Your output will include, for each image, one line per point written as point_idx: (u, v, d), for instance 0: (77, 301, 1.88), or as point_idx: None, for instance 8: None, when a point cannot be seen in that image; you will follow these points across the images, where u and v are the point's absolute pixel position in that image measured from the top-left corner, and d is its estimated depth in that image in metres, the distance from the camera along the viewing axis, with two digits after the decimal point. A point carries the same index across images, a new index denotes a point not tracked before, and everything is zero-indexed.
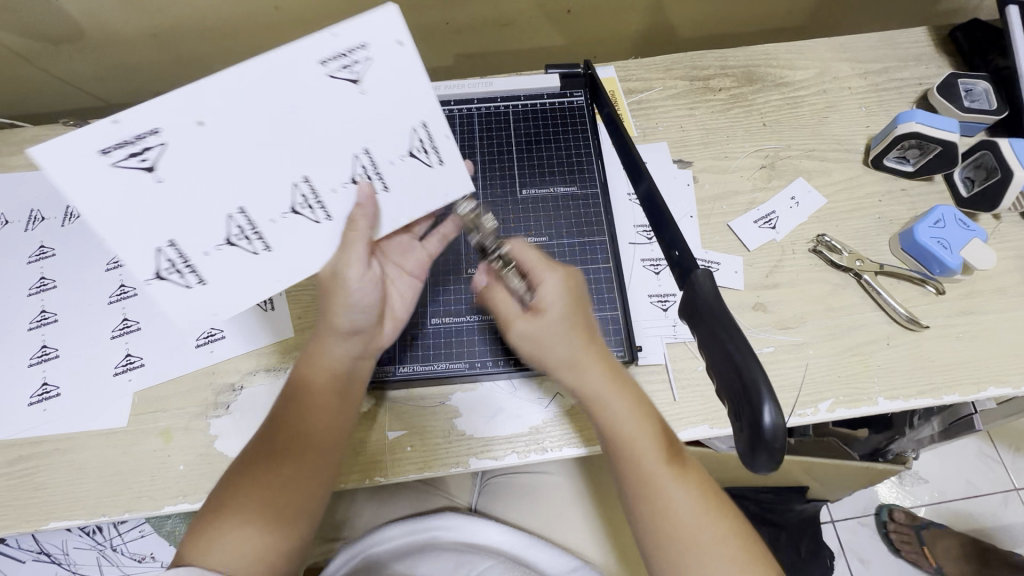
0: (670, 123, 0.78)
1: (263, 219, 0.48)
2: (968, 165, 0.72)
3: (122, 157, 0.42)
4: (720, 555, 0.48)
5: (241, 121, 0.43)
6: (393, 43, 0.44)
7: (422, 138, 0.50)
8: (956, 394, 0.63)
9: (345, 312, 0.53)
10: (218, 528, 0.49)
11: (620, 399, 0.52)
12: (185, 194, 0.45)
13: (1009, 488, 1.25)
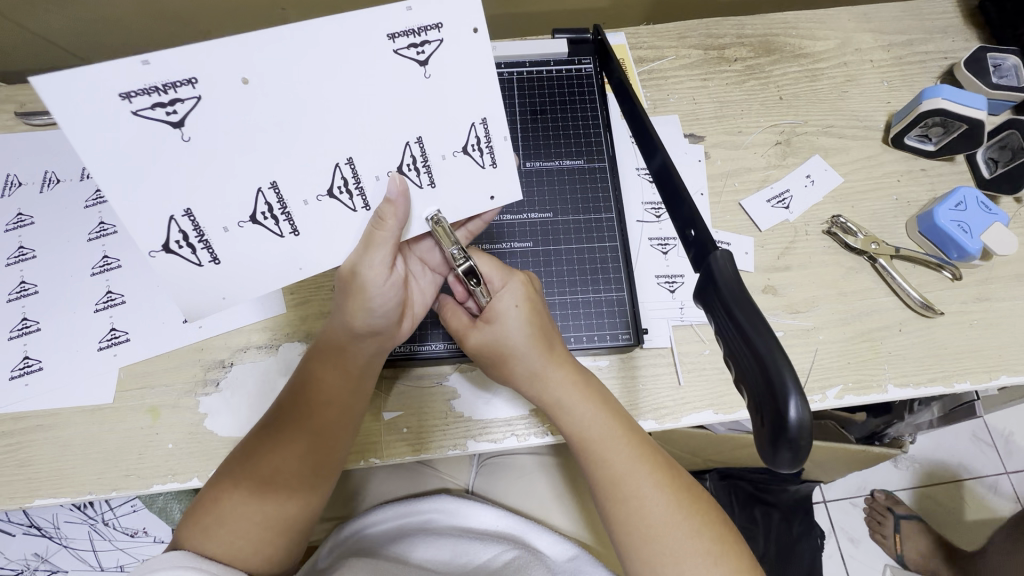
0: (681, 95, 0.74)
1: (294, 198, 0.44)
2: (992, 146, 0.69)
3: (145, 106, 0.37)
4: (694, 551, 0.47)
5: (286, 88, 0.39)
6: (467, 31, 0.42)
7: (471, 139, 0.47)
8: (966, 382, 0.61)
9: (363, 315, 0.49)
10: (217, 513, 0.50)
11: (582, 403, 0.52)
12: (211, 159, 0.40)
13: (1000, 472, 1.26)
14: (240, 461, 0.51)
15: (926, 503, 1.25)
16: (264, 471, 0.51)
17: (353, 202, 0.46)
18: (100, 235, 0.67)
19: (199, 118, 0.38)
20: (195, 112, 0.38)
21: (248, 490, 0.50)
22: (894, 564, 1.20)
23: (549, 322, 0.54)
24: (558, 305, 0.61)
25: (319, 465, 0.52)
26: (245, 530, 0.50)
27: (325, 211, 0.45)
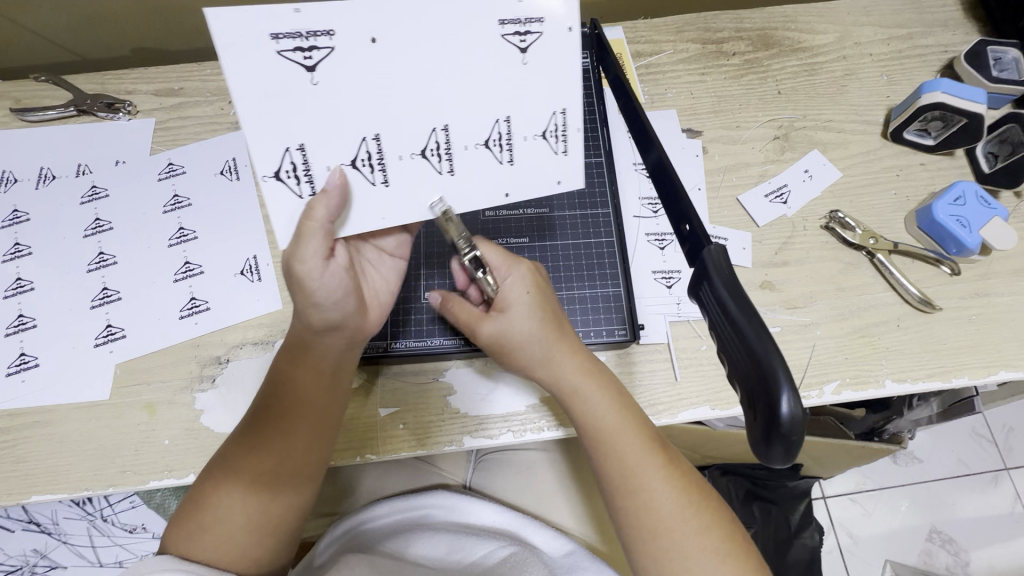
0: (680, 90, 0.74)
1: (391, 152, 0.46)
2: (993, 140, 0.68)
3: (288, 48, 0.41)
4: (693, 547, 0.47)
5: (404, 49, 0.43)
6: (563, 30, 0.45)
7: (550, 128, 0.48)
8: (964, 377, 0.61)
9: (315, 310, 0.47)
10: (205, 513, 0.50)
11: (596, 392, 0.51)
12: (333, 102, 0.43)
13: (999, 468, 1.27)
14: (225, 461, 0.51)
15: (927, 498, 1.25)
16: (249, 472, 0.51)
17: (438, 165, 0.47)
18: (96, 231, 0.67)
19: (330, 66, 0.42)
20: (327, 60, 0.42)
21: (237, 491, 0.51)
22: (895, 561, 1.20)
23: (558, 310, 0.54)
24: (554, 301, 0.61)
25: (307, 464, 0.52)
26: (235, 530, 0.51)
27: (414, 169, 0.47)
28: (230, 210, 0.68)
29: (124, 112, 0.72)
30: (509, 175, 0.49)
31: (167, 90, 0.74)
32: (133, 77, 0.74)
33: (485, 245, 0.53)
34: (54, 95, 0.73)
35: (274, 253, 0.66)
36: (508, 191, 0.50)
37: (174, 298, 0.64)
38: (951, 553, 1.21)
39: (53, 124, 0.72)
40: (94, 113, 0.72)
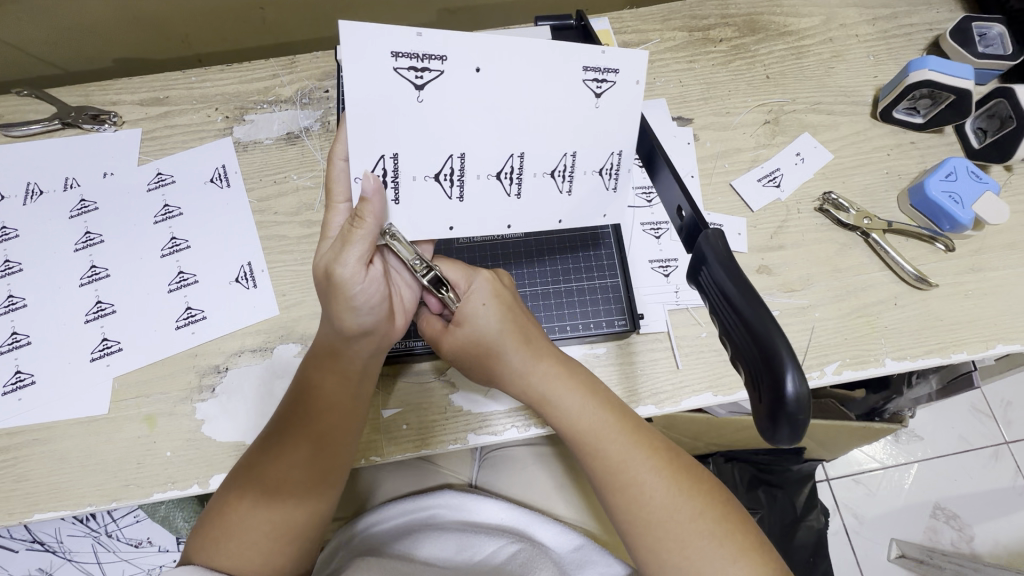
0: (668, 79, 0.74)
1: (472, 170, 0.47)
2: (981, 115, 0.68)
3: (405, 66, 0.42)
4: (699, 534, 0.47)
5: (502, 78, 0.44)
6: (632, 82, 0.46)
7: (608, 164, 0.49)
8: (963, 353, 0.61)
9: (350, 316, 0.47)
10: (224, 519, 0.50)
11: (570, 391, 0.52)
12: (432, 120, 0.44)
13: (999, 442, 1.28)
14: (248, 465, 0.51)
15: (931, 476, 1.26)
16: (267, 480, 0.50)
17: (508, 187, 0.48)
18: (87, 245, 0.66)
19: (437, 89, 0.43)
20: (436, 82, 0.43)
21: (256, 497, 0.50)
22: (900, 539, 1.21)
23: (522, 314, 0.54)
24: (553, 295, 0.61)
25: (324, 473, 0.52)
26: (250, 536, 0.50)
27: (487, 190, 0.48)
28: (222, 218, 0.67)
29: (110, 123, 0.71)
30: (564, 206, 0.51)
31: (152, 100, 0.73)
32: (117, 87, 0.73)
33: (444, 262, 0.53)
34: (36, 109, 0.72)
35: (268, 259, 0.66)
36: (561, 218, 0.52)
37: (168, 309, 0.64)
38: (955, 529, 1.22)
39: (38, 138, 0.71)
40: (79, 126, 0.71)
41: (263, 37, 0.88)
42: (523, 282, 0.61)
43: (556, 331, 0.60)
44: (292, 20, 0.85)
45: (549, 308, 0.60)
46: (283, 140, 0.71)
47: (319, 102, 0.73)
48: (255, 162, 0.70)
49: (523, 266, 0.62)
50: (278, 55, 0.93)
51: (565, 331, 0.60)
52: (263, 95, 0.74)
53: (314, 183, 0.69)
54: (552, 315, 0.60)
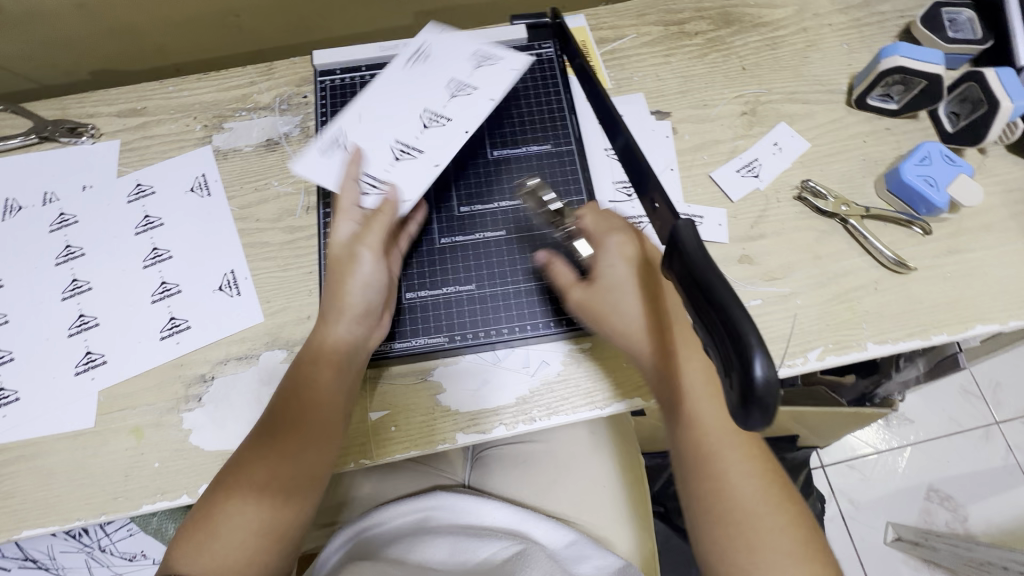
0: (645, 73, 0.74)
1: (409, 138, 0.60)
2: (954, 99, 0.69)
3: (326, 138, 0.60)
4: (779, 544, 0.48)
5: (386, 91, 0.63)
6: (439, 33, 0.67)
7: (477, 60, 0.65)
8: (943, 334, 0.62)
9: (355, 288, 0.56)
10: (216, 519, 0.50)
11: (699, 365, 0.53)
12: (367, 139, 0.60)
13: (990, 423, 1.29)
14: (244, 461, 0.52)
15: (924, 458, 1.27)
16: (258, 477, 0.51)
17: (439, 123, 0.61)
18: (68, 258, 0.66)
19: (355, 127, 0.61)
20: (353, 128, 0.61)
21: (250, 494, 0.50)
22: (896, 522, 1.22)
23: (665, 286, 0.57)
24: (535, 291, 0.62)
25: (314, 468, 0.52)
26: (244, 535, 0.49)
27: (432, 133, 0.60)
28: (203, 226, 0.67)
29: (87, 136, 0.71)
30: (483, 104, 0.62)
31: (130, 111, 0.73)
32: (94, 99, 0.73)
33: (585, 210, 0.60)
34: (12, 124, 0.72)
35: (251, 266, 0.65)
36: (490, 96, 0.62)
37: (152, 320, 0.63)
38: (949, 510, 1.23)
39: (15, 153, 0.71)
40: (57, 139, 0.71)
41: (240, 45, 0.88)
42: (505, 279, 0.63)
43: (537, 329, 0.61)
44: (269, 27, 0.85)
45: (529, 305, 0.62)
46: (263, 147, 0.71)
47: (297, 108, 0.73)
48: (235, 170, 0.70)
49: (505, 263, 0.63)
50: (256, 62, 0.93)
51: (544, 327, 0.61)
52: (241, 103, 0.73)
53: (295, 189, 0.69)
54: (533, 312, 0.62)
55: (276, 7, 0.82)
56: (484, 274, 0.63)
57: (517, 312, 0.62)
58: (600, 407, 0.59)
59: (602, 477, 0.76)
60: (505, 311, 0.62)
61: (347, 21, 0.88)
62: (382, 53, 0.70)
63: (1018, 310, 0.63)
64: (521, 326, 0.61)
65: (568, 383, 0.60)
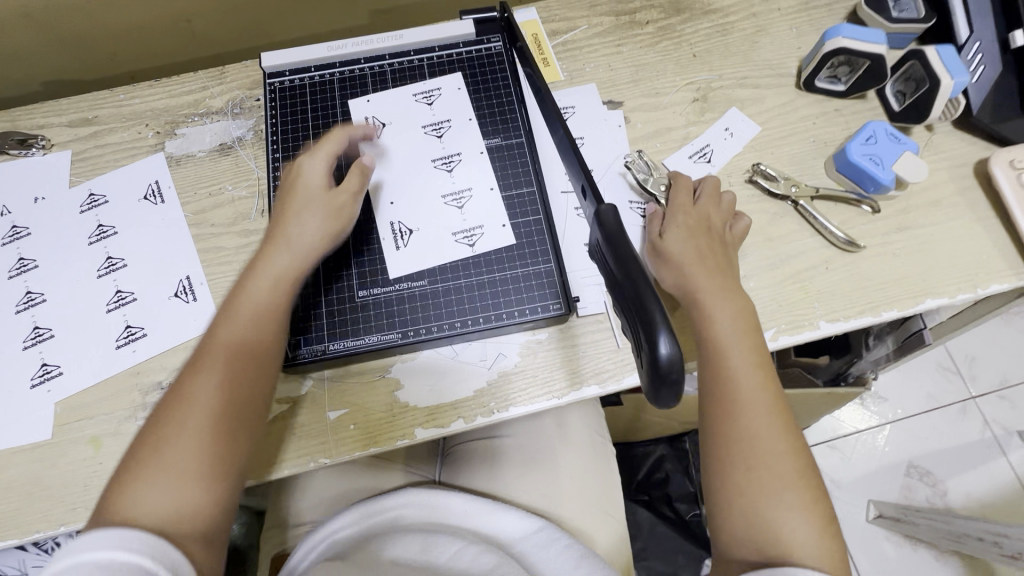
0: (597, 64, 0.74)
1: (457, 185, 0.66)
2: (898, 79, 0.70)
3: (399, 246, 0.63)
4: (792, 491, 0.46)
5: (386, 171, 0.66)
6: (366, 104, 0.69)
7: (423, 99, 0.69)
8: (894, 310, 0.63)
9: (292, 219, 0.57)
10: (137, 473, 0.45)
11: (729, 311, 0.52)
12: (429, 207, 0.65)
13: (966, 397, 1.31)
14: (167, 412, 0.48)
15: (902, 436, 1.28)
16: (189, 418, 0.48)
17: (449, 165, 0.67)
18: (21, 271, 0.65)
19: (403, 213, 0.65)
20: (408, 219, 0.64)
21: (179, 443, 0.46)
22: (877, 500, 1.23)
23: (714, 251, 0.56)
24: (488, 284, 0.62)
25: (242, 409, 0.50)
26: (168, 489, 0.45)
27: (463, 166, 0.67)
28: (157, 233, 0.67)
29: (38, 147, 0.71)
30: (461, 124, 0.68)
31: (81, 120, 0.72)
32: (45, 111, 0.73)
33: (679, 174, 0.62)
34: None
35: (207, 272, 0.65)
36: (468, 116, 0.69)
37: (108, 329, 0.63)
38: (929, 485, 1.24)
39: None
40: (6, 152, 0.70)
41: (194, 50, 0.88)
42: (457, 272, 0.62)
43: (492, 321, 0.61)
44: (222, 30, 0.85)
45: (483, 298, 0.62)
46: (216, 152, 0.71)
47: (250, 111, 0.73)
48: (189, 176, 0.70)
49: (457, 256, 0.63)
50: (212, 67, 0.93)
51: (498, 320, 0.61)
52: (194, 108, 0.73)
53: (249, 192, 0.69)
54: (487, 305, 0.61)
55: (228, 10, 0.81)
56: (436, 268, 0.63)
57: (470, 306, 0.61)
58: (558, 397, 0.59)
59: (572, 468, 0.77)
60: (459, 305, 0.62)
61: (302, 22, 0.88)
62: (330, 53, 0.70)
63: (967, 284, 0.64)
64: (476, 319, 0.61)
65: (525, 373, 0.60)
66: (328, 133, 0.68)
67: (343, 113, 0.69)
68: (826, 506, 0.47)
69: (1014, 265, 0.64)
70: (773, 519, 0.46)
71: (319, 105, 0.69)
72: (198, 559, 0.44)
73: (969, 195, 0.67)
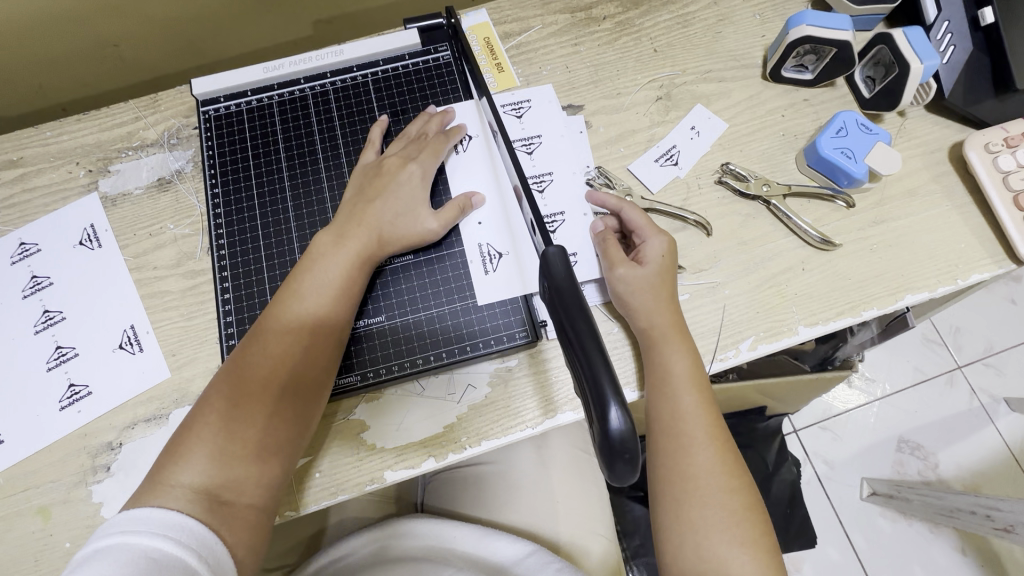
0: (554, 65, 0.71)
1: (575, 203, 0.64)
2: (867, 64, 0.67)
3: (484, 274, 0.60)
4: (724, 523, 0.48)
5: (483, 190, 0.63)
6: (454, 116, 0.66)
7: (513, 112, 0.68)
8: (874, 309, 0.61)
9: (381, 203, 0.58)
10: (184, 452, 0.47)
11: (681, 350, 0.54)
12: (571, 220, 0.63)
13: (953, 368, 1.26)
14: (220, 387, 0.50)
15: (892, 412, 1.24)
16: (241, 403, 0.49)
17: (544, 184, 0.65)
18: None
19: (496, 235, 0.62)
20: (495, 242, 0.61)
21: (223, 429, 0.48)
22: (870, 477, 1.19)
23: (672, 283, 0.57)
24: (449, 316, 0.60)
25: (294, 409, 0.50)
26: (213, 470, 0.47)
27: (560, 182, 0.65)
28: (97, 282, 0.63)
29: None
30: (546, 142, 0.67)
31: (5, 163, 0.67)
32: None
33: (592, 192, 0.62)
34: None
35: (152, 319, 0.61)
36: (540, 134, 0.67)
37: (50, 389, 0.59)
38: (920, 459, 1.20)
39: None
40: None
41: (127, 74, 0.83)
42: (417, 306, 0.60)
43: (455, 355, 0.58)
44: (157, 53, 0.81)
45: (446, 330, 0.59)
46: (153, 188, 0.66)
47: (188, 141, 0.68)
48: (126, 217, 0.65)
49: (415, 288, 0.60)
50: (149, 90, 0.89)
51: (461, 354, 0.58)
52: (127, 141, 0.68)
53: (192, 230, 0.64)
54: (450, 338, 0.59)
55: (159, 31, 0.77)
56: (393, 303, 0.60)
57: (431, 340, 0.59)
58: (532, 427, 0.57)
59: (559, 484, 0.74)
60: (422, 339, 0.59)
61: (243, 39, 0.85)
62: (267, 75, 0.67)
63: (947, 275, 0.62)
64: (440, 354, 0.58)
65: (496, 404, 0.58)
66: (269, 162, 0.65)
67: (283, 139, 0.66)
68: (763, 539, 0.49)
69: (992, 252, 0.62)
70: (715, 559, 0.47)
71: (258, 132, 0.66)
72: (232, 546, 0.45)
73: (945, 181, 0.65)
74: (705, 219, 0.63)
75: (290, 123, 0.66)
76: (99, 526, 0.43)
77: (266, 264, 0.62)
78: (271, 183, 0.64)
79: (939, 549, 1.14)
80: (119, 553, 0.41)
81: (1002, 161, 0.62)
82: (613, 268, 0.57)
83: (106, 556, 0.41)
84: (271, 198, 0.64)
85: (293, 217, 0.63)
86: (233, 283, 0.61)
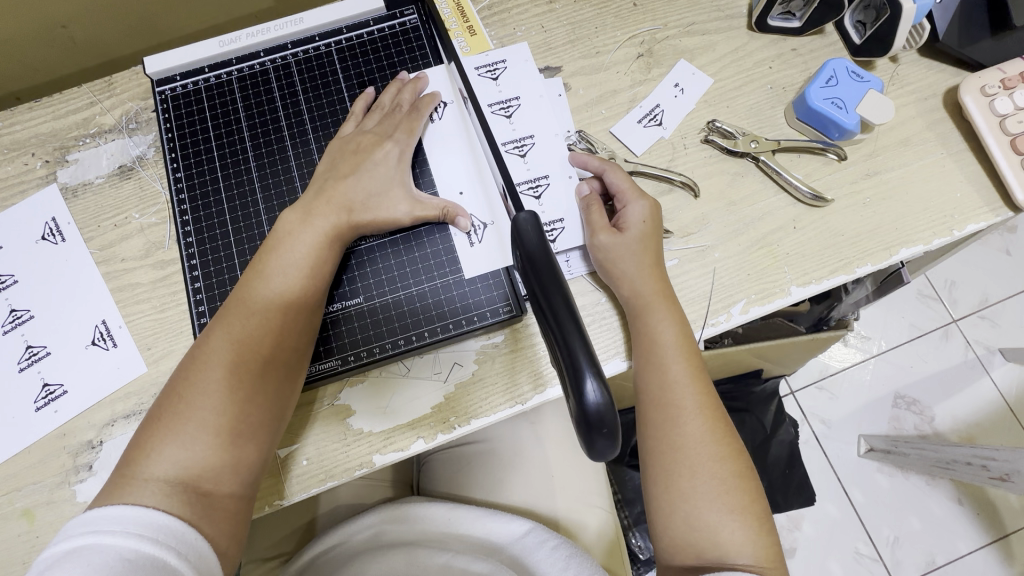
0: (529, 25, 0.67)
1: (557, 166, 0.61)
2: (858, 7, 0.64)
3: (466, 247, 0.58)
4: (715, 493, 0.47)
5: (459, 159, 0.60)
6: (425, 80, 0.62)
7: (488, 74, 0.64)
8: (868, 265, 0.59)
9: (349, 177, 0.55)
10: (155, 444, 0.45)
11: (668, 318, 0.52)
12: (553, 184, 0.60)
13: (947, 322, 1.26)
14: (186, 376, 0.48)
15: (888, 368, 1.24)
16: (208, 392, 0.47)
17: (524, 149, 0.62)
18: None
19: (476, 205, 0.59)
20: (476, 213, 0.59)
21: (194, 420, 0.46)
22: (867, 434, 1.19)
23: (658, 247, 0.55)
24: (429, 294, 0.58)
25: (266, 394, 0.48)
26: (187, 462, 0.45)
27: (541, 145, 0.62)
28: (65, 277, 0.60)
29: None
30: (524, 104, 0.63)
31: None
32: None
33: (577, 153, 0.59)
34: None
35: (123, 312, 0.59)
36: (518, 95, 0.64)
37: (25, 390, 0.57)
38: (916, 413, 1.21)
39: None
40: None
41: (81, 57, 0.79)
42: (397, 285, 0.58)
43: (438, 334, 0.57)
44: (111, 32, 0.77)
45: (427, 309, 0.57)
46: (115, 176, 0.63)
47: (148, 124, 0.64)
48: (89, 207, 0.62)
49: (392, 267, 0.58)
50: (105, 71, 0.85)
51: (444, 333, 0.57)
52: (83, 128, 0.64)
53: (159, 218, 0.62)
54: (432, 317, 0.57)
55: (110, 8, 0.73)
56: (370, 283, 0.58)
57: (413, 319, 0.57)
58: (522, 402, 0.55)
59: (554, 460, 0.74)
60: (403, 319, 0.57)
61: (202, 11, 0.82)
62: (224, 49, 0.64)
63: (943, 227, 0.60)
64: (423, 334, 0.57)
65: (485, 381, 0.56)
66: (232, 142, 0.62)
67: (246, 116, 0.63)
68: (755, 505, 0.48)
69: (989, 200, 0.60)
70: (707, 527, 0.47)
71: (218, 110, 0.63)
72: (212, 536, 0.44)
73: (941, 128, 0.62)
74: (691, 179, 0.61)
75: (252, 99, 0.63)
76: (66, 525, 0.42)
77: (236, 251, 0.59)
78: (236, 165, 0.61)
79: (935, 500, 1.15)
80: (91, 555, 0.39)
81: (999, 105, 0.60)
82: (594, 236, 0.55)
83: (79, 557, 0.39)
84: (236, 179, 0.61)
85: (261, 199, 0.60)
86: (202, 270, 0.59)
